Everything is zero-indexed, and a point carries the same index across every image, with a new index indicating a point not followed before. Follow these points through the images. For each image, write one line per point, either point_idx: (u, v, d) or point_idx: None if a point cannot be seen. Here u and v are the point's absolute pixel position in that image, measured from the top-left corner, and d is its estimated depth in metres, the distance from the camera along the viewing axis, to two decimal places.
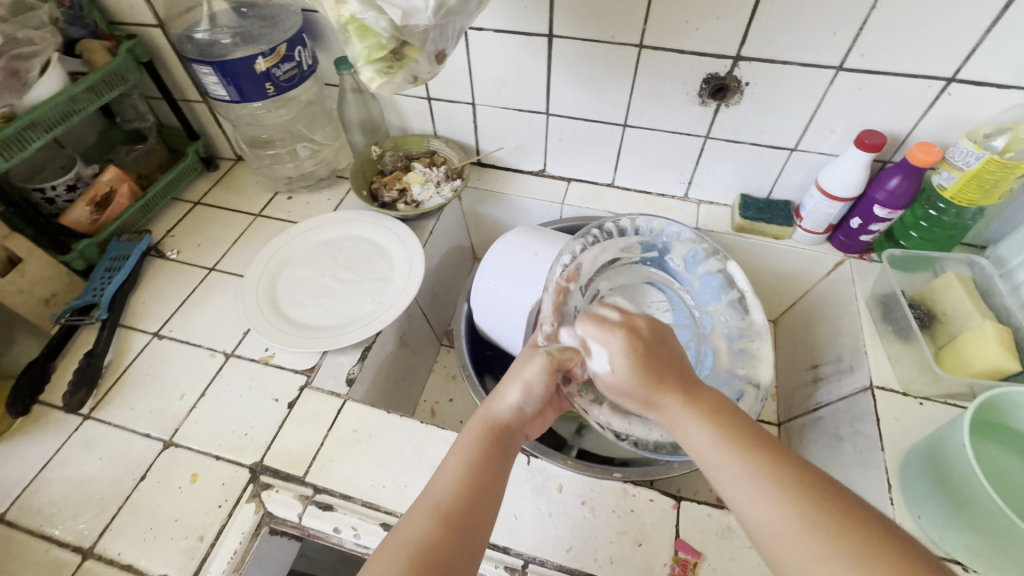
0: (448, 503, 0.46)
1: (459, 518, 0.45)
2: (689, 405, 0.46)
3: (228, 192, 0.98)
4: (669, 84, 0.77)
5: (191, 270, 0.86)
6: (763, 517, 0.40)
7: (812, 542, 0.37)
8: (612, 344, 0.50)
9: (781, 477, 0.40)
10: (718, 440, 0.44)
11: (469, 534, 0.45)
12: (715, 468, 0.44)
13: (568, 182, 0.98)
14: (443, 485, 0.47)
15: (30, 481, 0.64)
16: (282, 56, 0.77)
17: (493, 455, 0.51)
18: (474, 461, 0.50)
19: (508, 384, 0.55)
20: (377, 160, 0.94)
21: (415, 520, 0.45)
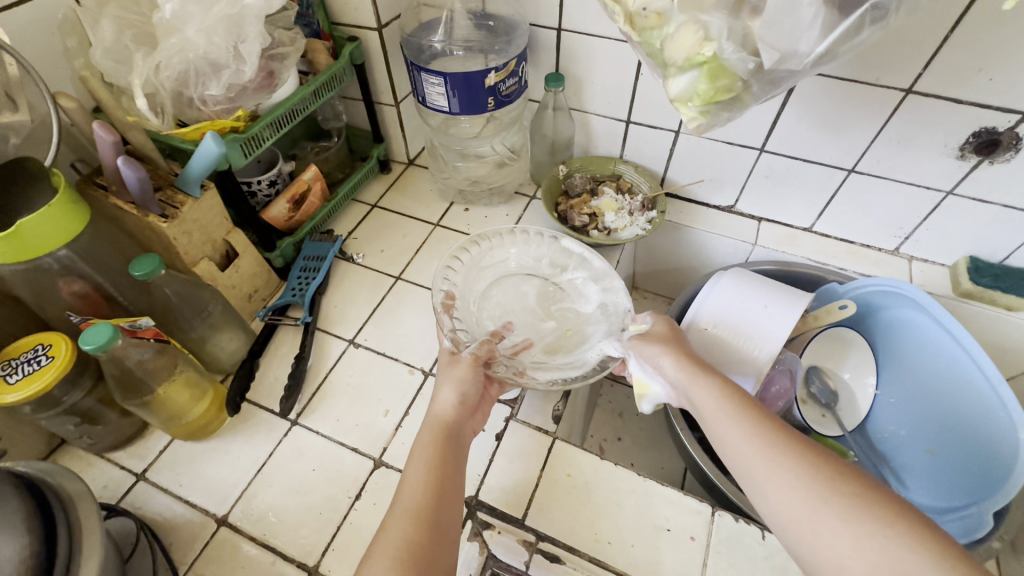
0: (420, 502, 0.49)
1: (432, 512, 0.48)
2: (704, 375, 0.53)
3: (404, 198, 0.98)
4: (926, 133, 0.71)
5: (378, 277, 0.85)
6: (750, 454, 0.46)
7: (789, 472, 0.44)
8: (659, 327, 0.62)
9: (772, 438, 0.46)
10: (722, 399, 0.51)
11: (444, 521, 0.49)
12: (714, 420, 0.50)
13: (759, 221, 0.92)
14: (415, 485, 0.50)
15: (248, 484, 0.64)
16: (510, 71, 0.75)
17: (446, 452, 0.54)
18: (435, 462, 0.52)
19: (442, 386, 0.60)
20: (564, 180, 0.92)
21: (399, 520, 0.47)
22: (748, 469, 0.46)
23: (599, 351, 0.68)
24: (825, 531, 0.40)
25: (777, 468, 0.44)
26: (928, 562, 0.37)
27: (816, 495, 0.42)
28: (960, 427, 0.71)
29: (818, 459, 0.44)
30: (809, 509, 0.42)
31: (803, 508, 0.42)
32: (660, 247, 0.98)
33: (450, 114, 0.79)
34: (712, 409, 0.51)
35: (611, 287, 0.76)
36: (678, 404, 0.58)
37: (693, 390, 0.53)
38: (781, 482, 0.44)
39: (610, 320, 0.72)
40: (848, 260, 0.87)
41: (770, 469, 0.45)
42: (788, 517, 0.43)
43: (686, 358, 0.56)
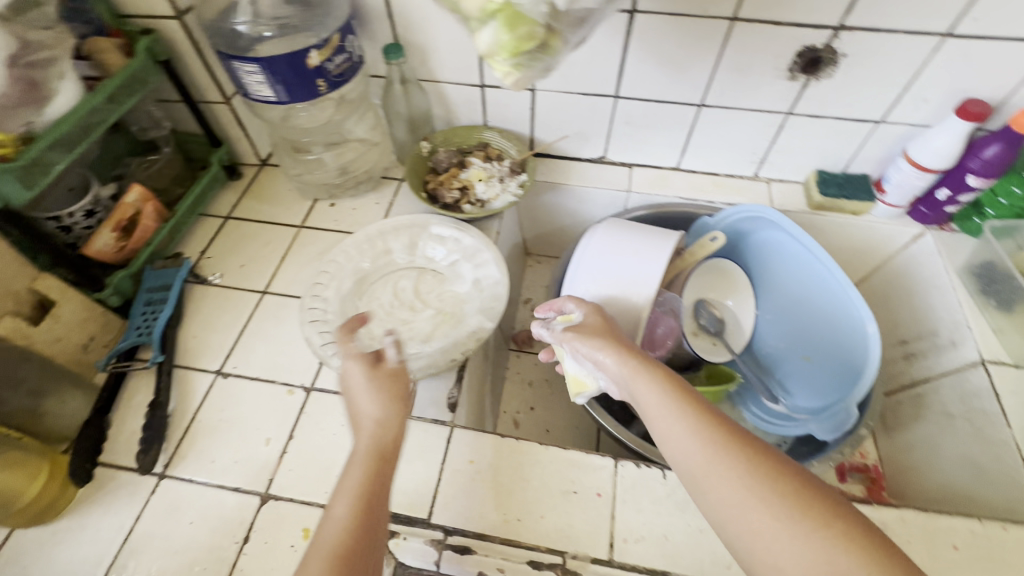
0: (351, 549, 0.40)
1: (359, 556, 0.40)
2: (644, 368, 0.49)
3: (260, 203, 0.89)
4: (758, 59, 0.73)
5: (242, 295, 0.77)
6: (692, 453, 0.43)
7: (732, 474, 0.41)
8: (591, 316, 0.57)
9: (714, 435, 0.43)
10: (662, 394, 0.47)
11: (366, 573, 0.40)
12: (653, 416, 0.47)
13: (630, 167, 0.93)
14: (351, 524, 0.42)
15: (115, 557, 0.56)
16: (335, 48, 0.68)
17: (372, 485, 0.45)
18: (362, 496, 0.44)
19: (365, 401, 0.50)
20: (429, 157, 0.87)
21: (312, 570, 0.38)
22: (691, 468, 0.43)
23: (472, 325, 0.69)
24: (761, 533, 0.39)
25: (722, 471, 0.41)
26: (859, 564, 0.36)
27: (762, 501, 0.39)
28: (825, 331, 0.78)
29: (759, 457, 0.41)
30: (753, 514, 0.39)
31: (747, 511, 0.39)
32: (542, 208, 0.97)
33: (280, 103, 0.71)
34: (653, 404, 0.47)
35: (483, 263, 0.75)
36: (615, 394, 0.54)
37: (631, 382, 0.49)
38: (723, 482, 0.41)
39: (482, 297, 0.72)
40: (715, 192, 0.90)
41: (713, 471, 0.42)
42: (729, 518, 0.40)
43: (619, 347, 0.52)
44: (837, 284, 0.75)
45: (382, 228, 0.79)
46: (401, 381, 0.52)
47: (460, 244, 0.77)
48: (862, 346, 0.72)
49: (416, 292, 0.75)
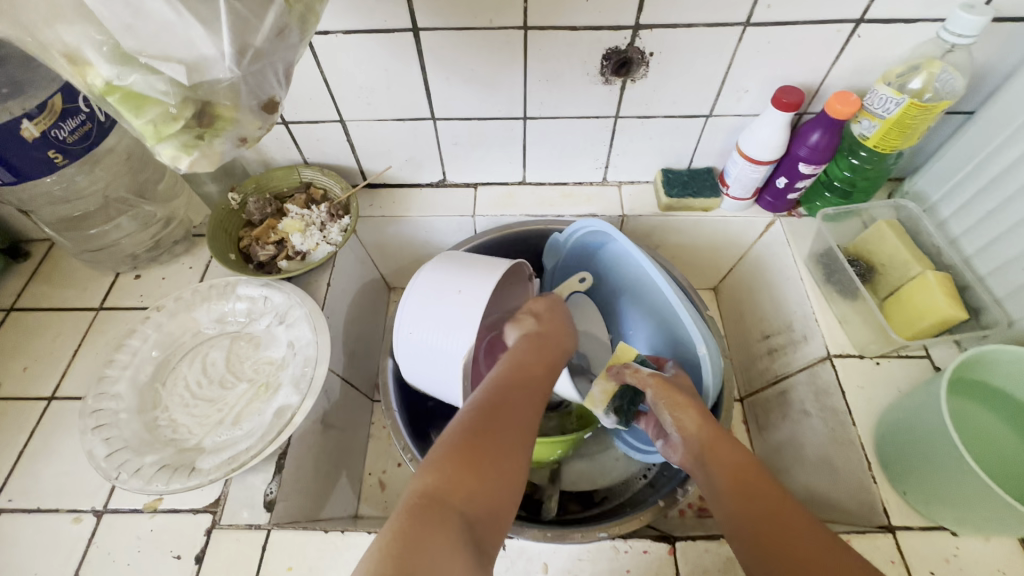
0: (525, 381, 0.53)
1: (528, 395, 0.52)
2: (722, 441, 0.52)
3: (51, 286, 0.77)
4: (566, 65, 0.66)
5: (22, 405, 0.66)
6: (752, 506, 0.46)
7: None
8: (678, 379, 0.61)
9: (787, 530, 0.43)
10: (737, 475, 0.48)
11: (539, 402, 0.52)
12: (716, 466, 0.50)
13: (475, 187, 0.86)
14: (517, 373, 0.54)
15: None
16: (61, 112, 0.57)
17: (554, 359, 0.60)
18: (541, 363, 0.57)
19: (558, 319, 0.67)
20: (240, 210, 0.77)
21: (499, 391, 0.51)
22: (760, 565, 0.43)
23: (276, 405, 0.62)
24: None
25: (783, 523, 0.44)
26: None
27: None
28: (673, 350, 0.74)
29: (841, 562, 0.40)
30: None
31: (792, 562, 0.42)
32: (390, 242, 0.89)
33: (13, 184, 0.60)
34: (722, 466, 0.50)
35: (294, 322, 0.68)
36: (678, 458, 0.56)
37: (708, 446, 0.52)
38: None
39: (295, 363, 0.64)
40: (564, 204, 0.85)
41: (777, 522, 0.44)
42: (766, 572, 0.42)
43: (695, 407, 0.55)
44: (668, 295, 0.71)
45: (184, 304, 0.69)
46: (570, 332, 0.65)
47: (269, 301, 0.70)
48: (700, 367, 0.69)
49: (228, 372, 0.66)
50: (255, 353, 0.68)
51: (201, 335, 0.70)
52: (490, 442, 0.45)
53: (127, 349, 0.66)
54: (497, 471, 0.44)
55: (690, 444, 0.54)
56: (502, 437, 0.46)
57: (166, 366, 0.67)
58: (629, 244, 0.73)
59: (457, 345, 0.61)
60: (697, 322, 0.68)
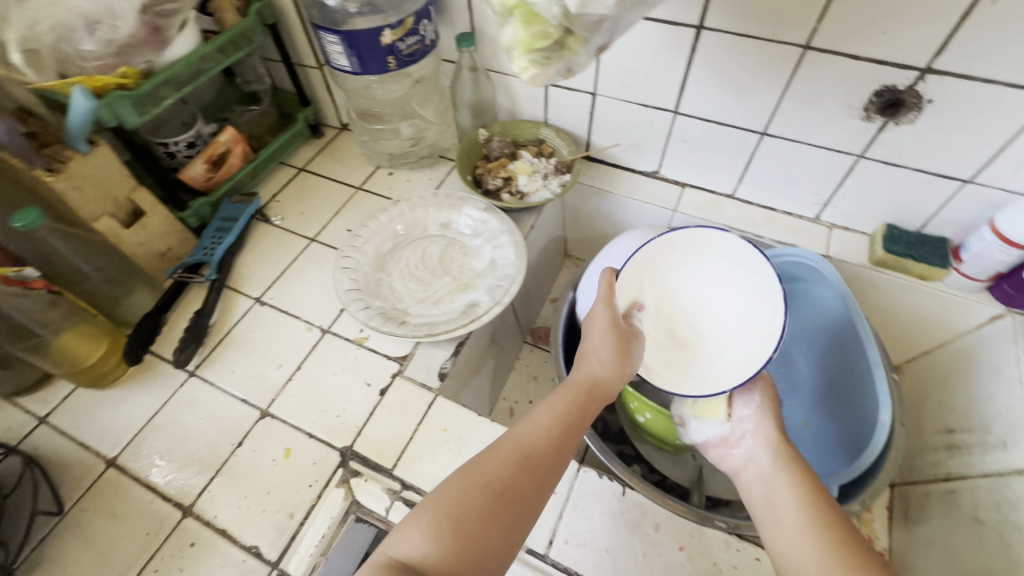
0: (534, 449, 0.49)
1: (538, 459, 0.49)
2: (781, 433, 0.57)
3: (332, 161, 0.99)
4: (830, 92, 0.68)
5: (294, 237, 0.86)
6: (804, 530, 0.47)
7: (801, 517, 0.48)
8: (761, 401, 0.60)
9: (809, 493, 0.50)
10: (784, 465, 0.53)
11: (551, 476, 0.49)
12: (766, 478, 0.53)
13: (683, 187, 0.90)
14: (539, 438, 0.50)
15: (139, 429, 0.67)
16: (409, 30, 0.74)
17: (584, 413, 0.54)
18: (564, 416, 0.52)
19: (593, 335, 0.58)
20: (484, 144, 0.91)
21: (499, 456, 0.48)
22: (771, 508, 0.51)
23: (469, 300, 0.74)
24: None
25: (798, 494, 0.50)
26: None
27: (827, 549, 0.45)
28: (847, 411, 0.74)
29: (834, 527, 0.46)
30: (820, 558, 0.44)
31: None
32: (587, 212, 0.97)
33: (355, 73, 0.78)
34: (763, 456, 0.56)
35: (502, 245, 0.79)
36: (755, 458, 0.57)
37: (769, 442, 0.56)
38: (791, 521, 0.48)
39: (495, 276, 0.75)
40: (766, 227, 0.86)
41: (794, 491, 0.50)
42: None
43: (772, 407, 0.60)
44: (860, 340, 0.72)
45: (424, 203, 0.85)
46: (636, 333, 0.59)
47: (486, 223, 0.82)
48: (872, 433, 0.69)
49: (438, 265, 0.80)
50: (463, 257, 0.80)
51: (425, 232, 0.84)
52: (480, 525, 0.44)
53: (376, 222, 0.82)
54: (484, 546, 0.44)
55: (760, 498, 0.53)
56: (497, 510, 0.45)
57: (395, 245, 0.82)
58: (839, 292, 0.74)
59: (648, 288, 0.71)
60: (891, 393, 0.68)
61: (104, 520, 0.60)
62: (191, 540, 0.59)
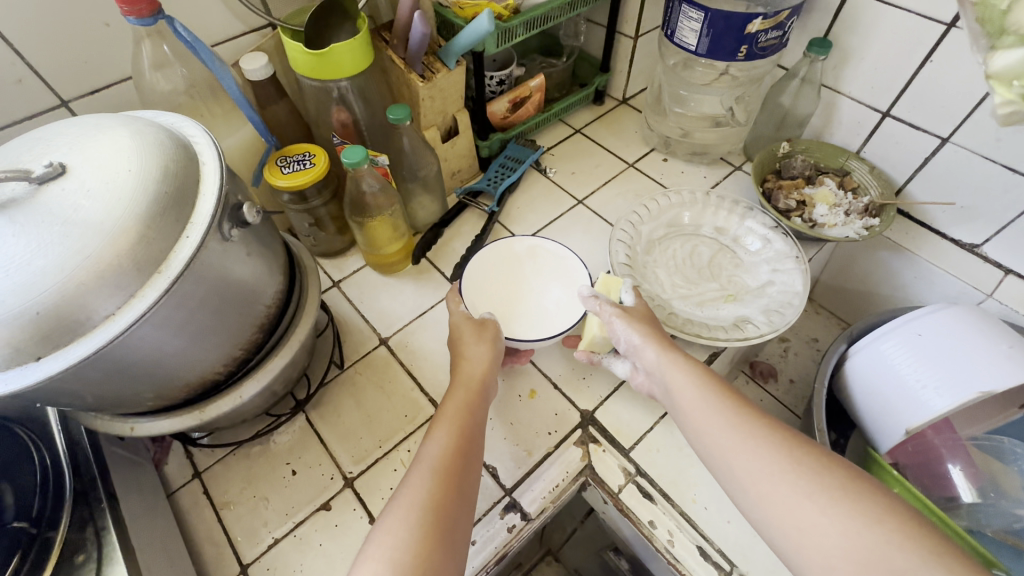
0: (443, 454, 0.48)
1: (455, 466, 0.47)
2: (673, 349, 0.56)
3: (607, 131, 0.99)
4: None
5: (564, 194, 0.89)
6: (775, 482, 0.44)
7: (768, 465, 0.45)
8: (614, 316, 0.59)
9: (752, 430, 0.47)
10: (699, 386, 0.52)
11: (469, 471, 0.48)
12: (706, 427, 0.50)
13: (1005, 274, 0.75)
14: (448, 446, 0.48)
15: (409, 322, 0.74)
16: (778, 23, 0.70)
17: (472, 406, 0.53)
18: (459, 421, 0.51)
19: (463, 351, 0.58)
20: (781, 158, 0.85)
21: (417, 477, 0.46)
22: (728, 464, 0.47)
23: (736, 314, 0.71)
24: (812, 520, 0.41)
25: (745, 438, 0.47)
26: (902, 547, 0.38)
27: (805, 485, 0.43)
28: None
29: (793, 457, 0.45)
30: (802, 497, 0.42)
31: (821, 518, 0.41)
32: (862, 261, 0.88)
33: (694, 55, 0.77)
34: (688, 393, 0.52)
35: (784, 270, 0.73)
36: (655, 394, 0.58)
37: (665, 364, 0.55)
38: (762, 471, 0.45)
39: (771, 300, 0.71)
40: None
41: (738, 435, 0.48)
42: (833, 568, 0.39)
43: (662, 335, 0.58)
44: None
45: (706, 200, 0.82)
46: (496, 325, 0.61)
47: (768, 241, 0.77)
48: None
49: (705, 267, 0.77)
50: (735, 268, 0.76)
51: (696, 229, 0.81)
52: (436, 530, 0.42)
53: (657, 203, 0.82)
54: (443, 553, 0.41)
55: (720, 460, 0.48)
56: (439, 515, 0.43)
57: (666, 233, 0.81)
58: None
59: (957, 380, 0.61)
60: None
61: (372, 389, 0.68)
62: None
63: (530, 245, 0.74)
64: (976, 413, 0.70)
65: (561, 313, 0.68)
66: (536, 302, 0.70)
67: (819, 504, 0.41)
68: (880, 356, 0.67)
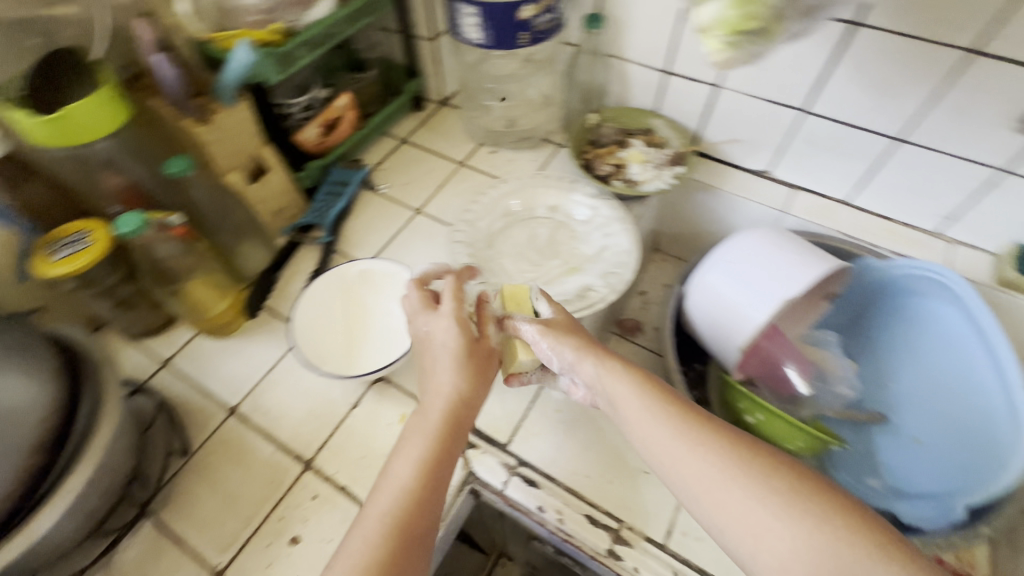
0: (382, 534, 0.43)
1: (397, 542, 0.43)
2: (611, 360, 0.52)
3: (433, 135, 0.99)
4: (987, 103, 0.65)
5: (401, 207, 0.87)
6: (724, 483, 0.42)
7: (713, 464, 0.43)
8: (539, 334, 0.55)
9: (694, 431, 0.45)
10: (637, 393, 0.49)
11: (414, 544, 0.43)
12: (643, 426, 0.48)
13: (795, 189, 0.88)
14: (384, 520, 0.44)
15: (258, 382, 0.68)
16: (547, 6, 0.73)
17: (434, 463, 0.48)
18: (404, 488, 0.46)
19: (438, 367, 0.53)
20: (593, 129, 0.90)
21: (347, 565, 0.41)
22: (669, 463, 0.45)
23: (580, 283, 0.74)
24: (766, 526, 0.40)
25: (693, 439, 0.45)
26: (860, 554, 0.37)
27: (754, 488, 0.41)
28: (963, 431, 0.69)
29: (748, 461, 0.43)
30: (756, 502, 0.41)
31: (773, 522, 0.40)
32: (686, 207, 0.96)
33: (484, 47, 0.78)
34: (628, 401, 0.49)
35: (613, 233, 0.78)
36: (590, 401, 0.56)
37: (599, 374, 0.52)
38: (710, 474, 0.43)
39: (606, 264, 0.75)
40: (883, 239, 0.83)
41: (683, 437, 0.45)
42: (776, 567, 0.39)
43: (591, 344, 0.54)
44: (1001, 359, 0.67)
45: (534, 183, 0.84)
46: (491, 347, 0.56)
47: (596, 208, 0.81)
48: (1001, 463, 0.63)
49: (545, 247, 0.79)
50: (572, 241, 0.79)
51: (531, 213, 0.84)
52: None
53: (489, 196, 0.83)
54: None
55: (659, 459, 0.46)
56: None
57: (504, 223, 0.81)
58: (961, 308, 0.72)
59: (765, 292, 0.69)
60: None
61: (228, 466, 0.62)
62: (312, 494, 0.60)
63: (363, 270, 0.73)
64: (798, 313, 0.78)
65: (406, 331, 0.69)
66: (381, 327, 0.70)
67: (775, 506, 0.40)
68: (705, 287, 0.74)
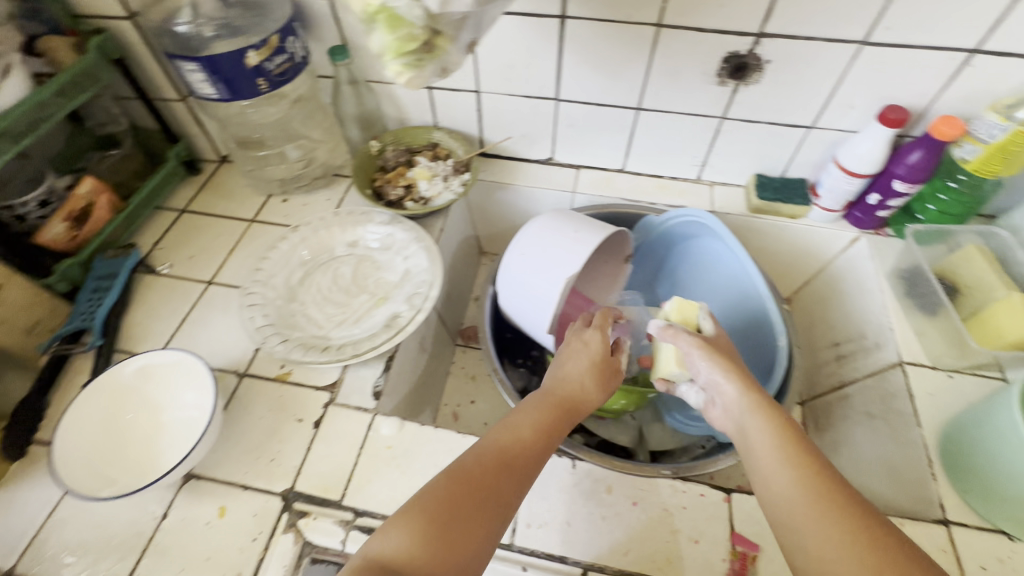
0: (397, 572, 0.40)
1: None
2: (767, 406, 0.50)
3: (216, 197, 0.92)
4: (687, 65, 0.75)
5: (189, 283, 0.80)
6: (800, 508, 0.42)
7: (790, 484, 0.44)
8: (694, 346, 0.56)
9: (805, 459, 0.45)
10: (776, 436, 0.48)
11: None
12: (759, 453, 0.48)
13: (579, 169, 0.95)
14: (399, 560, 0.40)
15: (39, 529, 0.59)
16: (275, 48, 0.71)
17: (492, 482, 0.47)
18: (436, 513, 0.43)
19: (567, 364, 0.60)
20: (377, 156, 0.90)
21: None
22: (769, 485, 0.46)
23: (388, 313, 0.73)
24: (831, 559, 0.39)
25: (797, 462, 0.45)
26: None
27: (821, 523, 0.41)
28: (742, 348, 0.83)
29: (828, 495, 0.42)
30: (819, 533, 0.41)
31: (835, 553, 0.39)
32: (493, 207, 0.99)
33: (224, 101, 0.74)
34: (759, 435, 0.48)
35: (412, 254, 0.78)
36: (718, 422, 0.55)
37: (748, 410, 0.50)
38: (791, 498, 0.43)
39: (408, 287, 0.75)
40: (657, 194, 0.92)
41: (799, 465, 0.45)
42: None
43: (723, 356, 0.54)
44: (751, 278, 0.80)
45: (326, 223, 0.82)
46: (616, 365, 0.62)
47: (392, 233, 0.81)
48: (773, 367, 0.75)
49: (350, 285, 0.77)
50: (376, 272, 0.78)
51: (331, 253, 0.81)
52: None
53: (280, 250, 0.79)
54: None
55: (765, 483, 0.46)
56: None
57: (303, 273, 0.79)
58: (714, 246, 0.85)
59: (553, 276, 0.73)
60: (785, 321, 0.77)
61: None
62: None
63: (141, 366, 0.65)
64: (604, 283, 0.86)
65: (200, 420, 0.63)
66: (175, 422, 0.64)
67: (831, 539, 0.40)
68: (509, 282, 0.77)
